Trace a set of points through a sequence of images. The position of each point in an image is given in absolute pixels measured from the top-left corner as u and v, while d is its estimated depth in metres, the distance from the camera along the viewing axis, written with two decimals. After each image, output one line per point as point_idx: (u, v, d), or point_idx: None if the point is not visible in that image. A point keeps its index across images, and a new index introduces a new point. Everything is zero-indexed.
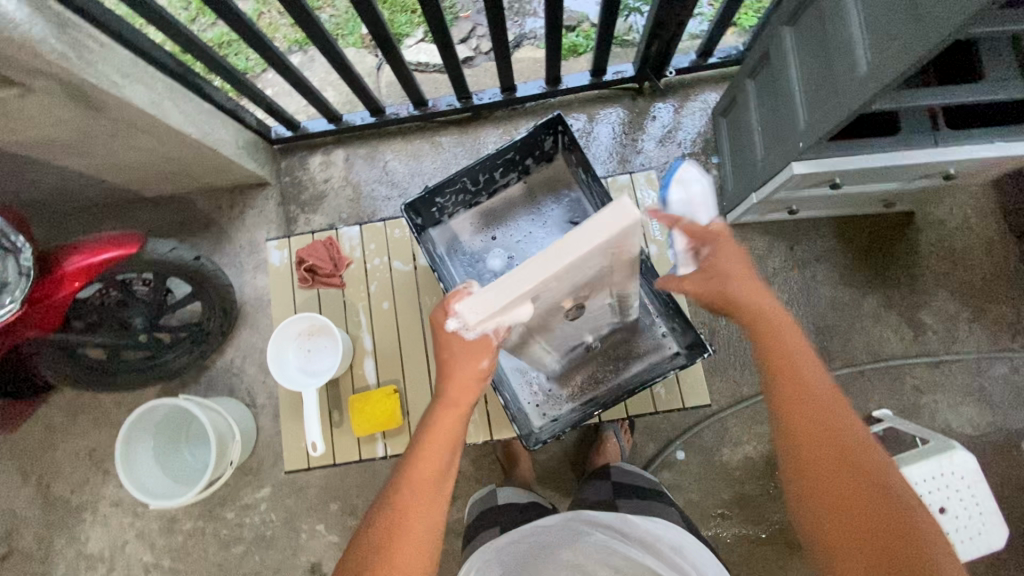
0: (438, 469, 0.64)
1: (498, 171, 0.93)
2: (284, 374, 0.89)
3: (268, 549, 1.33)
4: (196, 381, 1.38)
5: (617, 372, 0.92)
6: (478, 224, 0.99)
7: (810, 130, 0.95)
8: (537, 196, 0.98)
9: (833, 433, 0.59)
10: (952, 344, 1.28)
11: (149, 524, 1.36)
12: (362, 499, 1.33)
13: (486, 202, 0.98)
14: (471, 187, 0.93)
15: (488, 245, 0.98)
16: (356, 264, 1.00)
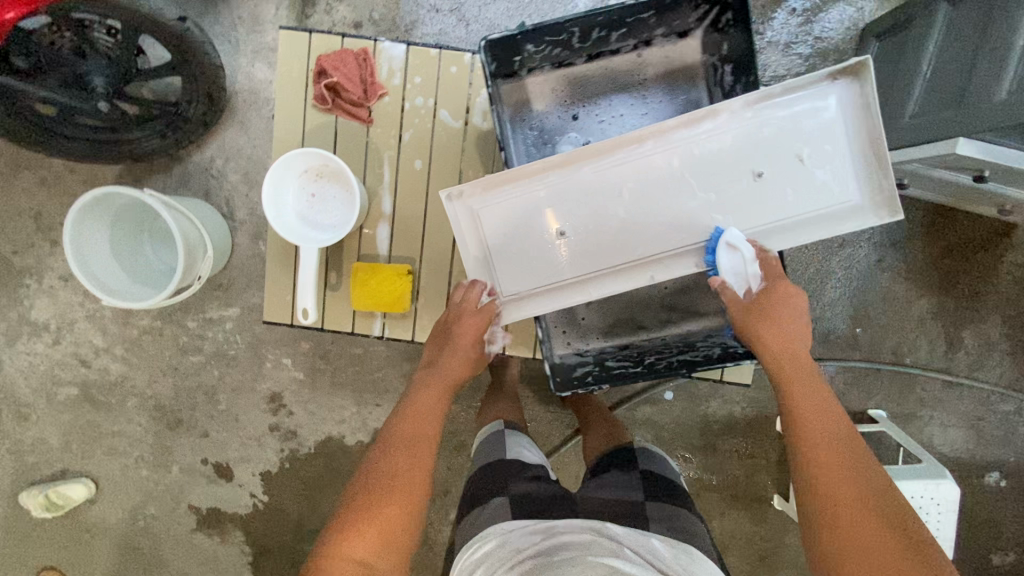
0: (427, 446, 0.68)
1: (617, 32, 0.69)
2: (280, 218, 0.71)
3: (227, 367, 1.27)
4: (167, 170, 1.18)
5: (665, 324, 0.79)
6: (564, 95, 0.75)
7: (1006, 113, 0.73)
8: (648, 78, 0.74)
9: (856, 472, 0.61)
10: (976, 369, 1.22)
11: (102, 309, 1.26)
12: (336, 346, 1.25)
13: (581, 68, 0.74)
14: (574, 43, 0.69)
15: (566, 125, 0.76)
16: (391, 98, 0.77)
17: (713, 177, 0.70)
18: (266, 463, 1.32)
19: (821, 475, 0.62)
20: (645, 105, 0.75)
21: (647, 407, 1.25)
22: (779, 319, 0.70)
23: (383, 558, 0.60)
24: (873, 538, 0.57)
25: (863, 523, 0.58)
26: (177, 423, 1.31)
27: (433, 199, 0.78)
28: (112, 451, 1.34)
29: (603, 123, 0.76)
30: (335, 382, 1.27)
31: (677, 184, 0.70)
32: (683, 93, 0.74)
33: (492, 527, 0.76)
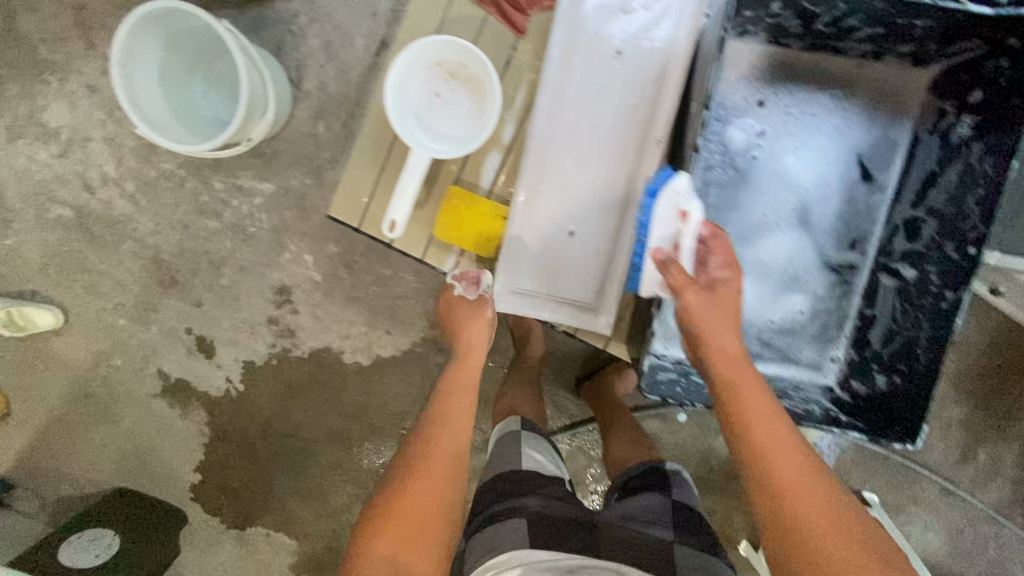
0: (450, 447, 0.71)
1: (861, 29, 0.78)
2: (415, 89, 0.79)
3: (241, 244, 1.16)
4: (241, 9, 1.03)
5: (757, 354, 0.88)
6: (761, 80, 0.86)
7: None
8: (857, 90, 0.87)
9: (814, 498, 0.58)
10: (978, 486, 1.22)
11: (123, 136, 1.12)
12: (364, 260, 1.15)
13: (793, 52, 0.85)
14: (816, 22, 0.78)
15: (749, 111, 0.87)
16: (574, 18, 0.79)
17: (607, 89, 0.80)
18: (252, 354, 1.23)
19: (779, 471, 0.59)
20: (841, 116, 0.87)
21: (656, 421, 1.21)
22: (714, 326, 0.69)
23: (423, 499, 0.66)
24: (831, 540, 0.56)
25: (831, 534, 0.56)
26: (171, 283, 1.20)
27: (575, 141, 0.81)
28: (91, 289, 1.22)
29: (786, 114, 0.87)
30: (352, 296, 1.17)
31: (598, 91, 0.80)
32: (883, 124, 0.87)
33: (507, 547, 0.70)
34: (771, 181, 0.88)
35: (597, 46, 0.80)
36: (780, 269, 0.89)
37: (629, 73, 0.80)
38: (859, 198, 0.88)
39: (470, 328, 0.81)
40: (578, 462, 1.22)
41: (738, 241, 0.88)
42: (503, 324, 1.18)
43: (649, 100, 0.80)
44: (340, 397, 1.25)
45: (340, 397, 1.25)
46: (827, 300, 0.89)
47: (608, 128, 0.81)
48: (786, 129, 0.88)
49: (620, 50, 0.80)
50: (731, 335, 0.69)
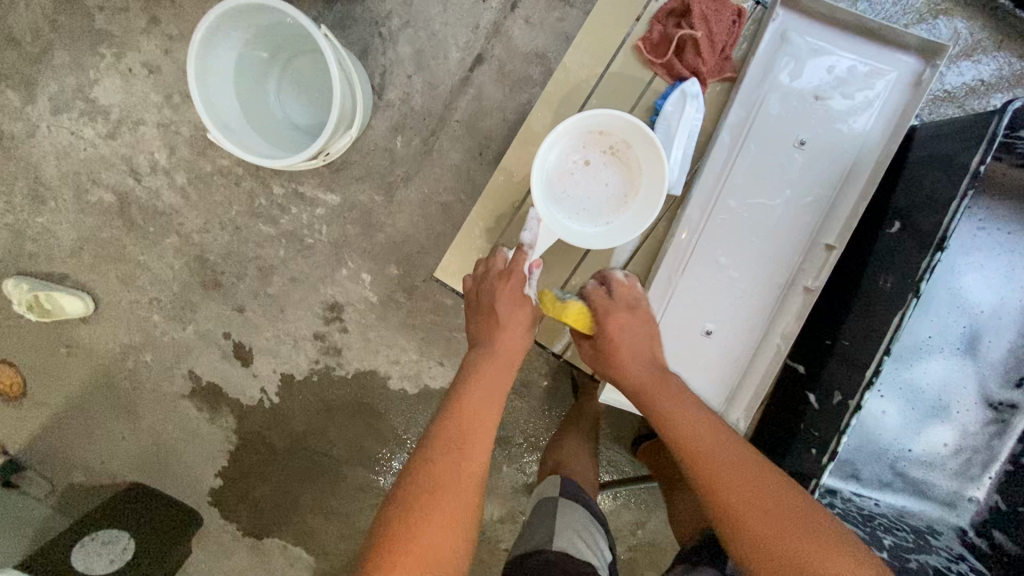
0: (485, 442, 0.65)
1: None
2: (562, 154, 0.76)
3: (296, 253, 1.07)
4: (329, 3, 0.93)
5: (884, 486, 0.84)
6: None
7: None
8: None
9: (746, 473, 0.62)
10: None
11: (179, 124, 1.02)
12: (426, 287, 1.07)
13: (1001, 167, 0.77)
14: None
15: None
16: (762, 100, 0.76)
17: (779, 181, 0.77)
18: (292, 368, 1.16)
19: (692, 443, 0.65)
20: None
21: None
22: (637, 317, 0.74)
23: (439, 535, 0.57)
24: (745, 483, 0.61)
25: (784, 538, 0.57)
26: (213, 285, 1.12)
27: (733, 231, 0.77)
28: (127, 281, 1.14)
29: (973, 231, 0.80)
30: (407, 322, 1.09)
31: (773, 177, 0.76)
32: None
33: None
34: (946, 300, 0.81)
35: (783, 130, 0.76)
36: (932, 395, 0.82)
37: (806, 164, 0.76)
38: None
39: (512, 329, 0.74)
40: (622, 519, 1.16)
41: (893, 360, 0.82)
42: (564, 370, 1.10)
43: (820, 198, 0.76)
44: (378, 423, 1.18)
45: (380, 423, 1.17)
46: (982, 435, 0.83)
47: (773, 222, 0.77)
48: (969, 246, 0.81)
49: (804, 139, 0.76)
50: (634, 348, 0.72)
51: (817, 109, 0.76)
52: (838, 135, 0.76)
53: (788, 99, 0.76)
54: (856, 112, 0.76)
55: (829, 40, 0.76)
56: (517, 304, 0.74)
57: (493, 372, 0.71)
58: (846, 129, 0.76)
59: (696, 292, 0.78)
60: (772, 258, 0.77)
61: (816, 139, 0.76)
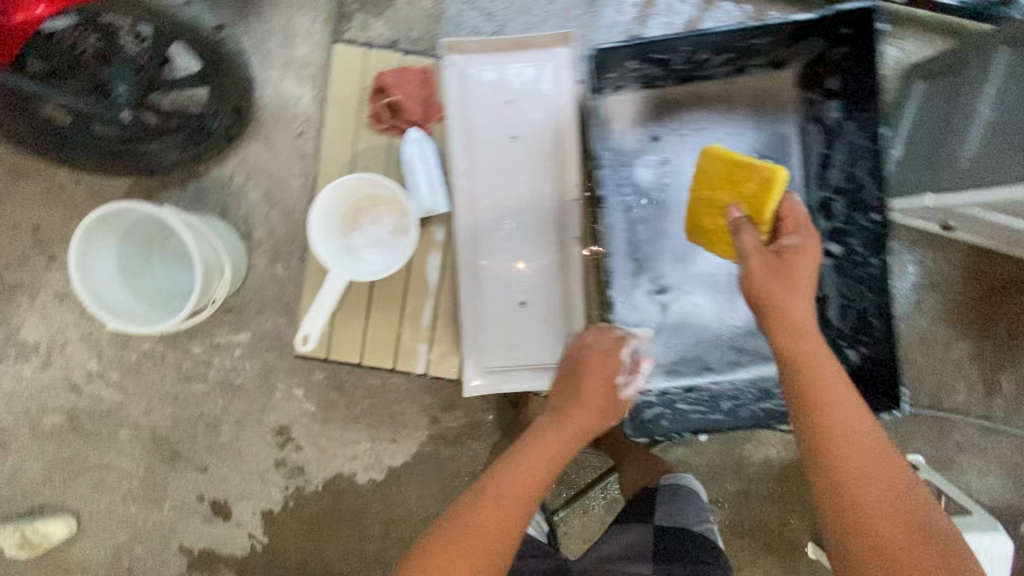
0: (513, 510, 0.63)
1: (714, 58, 0.90)
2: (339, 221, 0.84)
3: (233, 397, 1.18)
4: (182, 186, 1.09)
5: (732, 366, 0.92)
6: (645, 122, 0.95)
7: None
8: (731, 105, 0.97)
9: (863, 446, 0.63)
10: (1016, 416, 1.19)
11: (98, 330, 1.17)
12: (352, 377, 1.17)
13: (665, 91, 0.95)
14: (670, 66, 0.90)
15: (646, 147, 0.95)
16: (461, 116, 0.86)
17: (512, 173, 0.87)
18: (268, 503, 1.21)
19: (823, 387, 0.65)
20: (722, 130, 0.97)
21: (679, 448, 1.19)
22: (798, 287, 0.70)
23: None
24: (858, 457, 0.62)
25: (868, 478, 0.61)
26: (172, 456, 1.20)
27: (496, 226, 0.86)
28: (97, 486, 1.22)
29: (676, 141, 0.96)
30: (349, 415, 1.18)
31: (509, 168, 0.87)
32: (761, 128, 0.98)
33: None
34: (686, 200, 0.94)
35: (494, 124, 0.86)
36: (720, 277, 0.93)
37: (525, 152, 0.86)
38: (771, 191, 0.97)
39: (590, 407, 0.71)
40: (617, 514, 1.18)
41: (674, 263, 0.93)
42: (500, 398, 1.18)
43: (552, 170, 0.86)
44: (364, 521, 1.21)
45: (364, 521, 1.21)
46: (781, 289, 0.96)
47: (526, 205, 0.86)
48: (679, 152, 0.95)
49: (513, 133, 0.87)
50: (803, 309, 0.68)
51: (509, 105, 0.87)
52: (536, 117, 0.87)
53: (482, 110, 0.87)
54: (540, 91, 0.86)
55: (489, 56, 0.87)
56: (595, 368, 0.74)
57: (530, 448, 0.68)
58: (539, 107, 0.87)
59: (493, 285, 0.86)
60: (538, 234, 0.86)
61: (523, 128, 0.87)
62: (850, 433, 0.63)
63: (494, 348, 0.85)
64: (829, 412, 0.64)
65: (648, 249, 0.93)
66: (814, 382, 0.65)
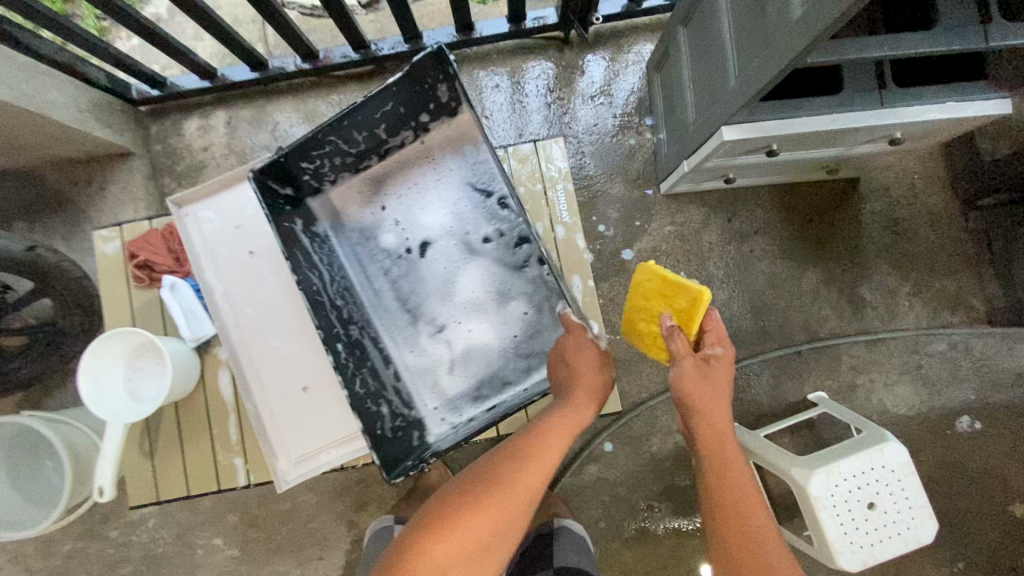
0: (505, 526, 0.62)
1: (381, 126, 0.85)
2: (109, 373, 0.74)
3: (159, 568, 1.20)
4: (62, 386, 1.20)
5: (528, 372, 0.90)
6: (370, 197, 0.92)
7: (813, 17, 0.61)
8: (435, 152, 0.92)
9: (735, 493, 0.73)
10: (891, 320, 1.21)
11: (22, 546, 1.21)
12: (263, 509, 1.20)
13: (376, 165, 0.92)
14: (349, 148, 0.86)
15: (381, 216, 0.93)
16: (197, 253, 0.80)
17: (254, 293, 0.80)
18: None
19: (714, 437, 0.76)
20: (439, 170, 0.93)
21: (592, 466, 1.19)
22: (715, 384, 0.76)
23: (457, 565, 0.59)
24: (731, 507, 0.72)
25: (743, 527, 0.71)
26: None
27: (258, 342, 0.80)
28: None
29: (407, 198, 0.93)
30: (272, 547, 1.20)
31: (254, 287, 0.80)
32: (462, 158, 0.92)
33: None
34: (430, 245, 0.93)
35: (225, 251, 0.80)
36: (483, 301, 0.92)
37: (263, 270, 0.80)
38: (495, 201, 0.92)
39: (589, 384, 0.75)
40: None
41: (442, 303, 0.92)
42: (406, 478, 1.20)
43: (293, 271, 0.80)
44: None
45: None
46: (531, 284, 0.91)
47: (280, 314, 0.80)
48: (411, 207, 0.93)
49: (253, 249, 0.80)
50: (699, 385, 0.75)
51: (229, 232, 0.80)
52: (265, 232, 0.81)
53: (204, 246, 0.80)
54: (248, 210, 0.80)
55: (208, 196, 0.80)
56: (579, 361, 0.77)
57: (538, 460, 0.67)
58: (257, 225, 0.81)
59: (275, 403, 0.79)
60: (297, 339, 0.80)
61: (247, 244, 0.80)
62: (729, 482, 0.74)
63: (300, 456, 0.78)
64: (727, 459, 0.75)
65: (414, 308, 0.92)
66: (716, 437, 0.76)
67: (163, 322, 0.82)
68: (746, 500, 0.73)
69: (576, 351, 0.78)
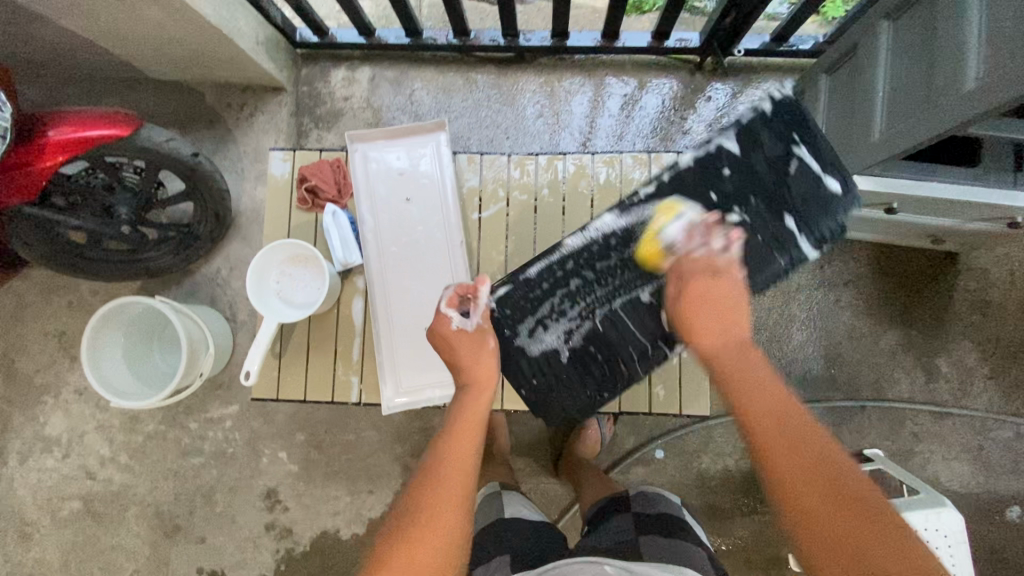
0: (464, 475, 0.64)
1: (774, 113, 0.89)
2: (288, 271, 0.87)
3: (226, 466, 1.30)
4: (178, 284, 1.32)
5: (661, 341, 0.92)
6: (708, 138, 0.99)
7: (985, 93, 0.66)
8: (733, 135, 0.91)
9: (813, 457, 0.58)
10: (962, 397, 1.23)
11: (110, 418, 1.33)
12: (330, 435, 1.29)
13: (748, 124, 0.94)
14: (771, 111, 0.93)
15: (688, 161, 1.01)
16: (359, 191, 0.91)
17: (402, 233, 0.90)
18: (260, 570, 1.29)
19: (756, 393, 0.63)
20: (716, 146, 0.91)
21: (640, 468, 1.24)
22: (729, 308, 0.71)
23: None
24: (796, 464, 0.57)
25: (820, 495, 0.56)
26: (175, 530, 1.31)
27: (396, 276, 0.89)
28: (108, 568, 1.31)
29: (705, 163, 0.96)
30: (330, 472, 1.29)
31: (404, 228, 0.90)
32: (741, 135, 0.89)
33: None
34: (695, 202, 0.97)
35: (386, 194, 0.91)
36: None
37: (415, 215, 0.90)
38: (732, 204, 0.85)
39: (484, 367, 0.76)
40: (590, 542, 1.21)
41: None
42: None
43: (441, 222, 0.90)
44: None
45: None
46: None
47: (420, 256, 0.89)
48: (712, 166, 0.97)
49: (409, 196, 0.91)
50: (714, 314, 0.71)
51: (393, 178, 0.91)
52: (424, 184, 0.91)
53: (366, 184, 0.91)
54: (413, 162, 0.92)
55: (385, 143, 0.92)
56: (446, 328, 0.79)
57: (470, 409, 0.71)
58: (418, 177, 0.91)
59: (398, 334, 0.88)
60: (431, 279, 0.89)
61: (406, 190, 0.91)
62: (786, 442, 0.59)
63: (408, 387, 0.87)
64: (795, 423, 0.60)
65: None
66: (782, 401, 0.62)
67: (315, 242, 0.92)
68: (816, 462, 0.57)
69: (453, 326, 0.79)
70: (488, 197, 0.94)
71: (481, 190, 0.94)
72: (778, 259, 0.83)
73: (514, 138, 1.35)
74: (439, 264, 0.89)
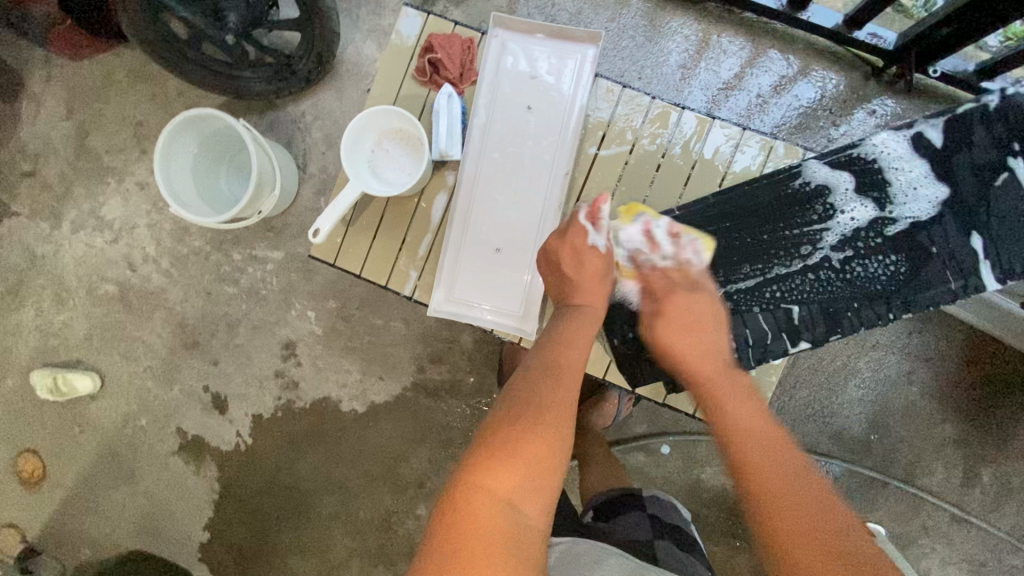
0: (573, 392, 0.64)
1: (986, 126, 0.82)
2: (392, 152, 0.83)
3: (256, 305, 1.33)
4: (261, 114, 1.28)
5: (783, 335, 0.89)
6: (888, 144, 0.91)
7: None
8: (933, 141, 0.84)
9: (778, 471, 0.62)
10: (990, 511, 1.16)
11: (163, 221, 1.35)
12: (359, 313, 1.30)
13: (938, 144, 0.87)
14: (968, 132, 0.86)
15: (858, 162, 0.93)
16: (481, 82, 0.83)
17: (514, 139, 0.82)
18: (259, 409, 1.34)
19: (729, 418, 0.68)
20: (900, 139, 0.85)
21: (640, 455, 1.22)
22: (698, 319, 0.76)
23: (531, 495, 0.57)
24: (773, 487, 0.61)
25: (788, 514, 0.59)
26: (193, 345, 1.36)
27: (488, 185, 0.82)
28: (125, 356, 1.38)
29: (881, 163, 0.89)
30: (349, 346, 1.30)
31: (515, 135, 0.82)
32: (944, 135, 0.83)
33: None
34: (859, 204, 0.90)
35: (509, 94, 0.82)
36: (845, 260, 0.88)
37: (533, 126, 0.82)
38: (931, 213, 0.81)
39: (597, 289, 0.74)
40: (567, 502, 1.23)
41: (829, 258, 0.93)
42: (485, 364, 1.27)
43: (557, 143, 0.82)
44: (337, 447, 1.31)
45: (337, 449, 1.32)
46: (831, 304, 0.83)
47: (522, 170, 0.82)
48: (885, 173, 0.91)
49: (531, 104, 0.82)
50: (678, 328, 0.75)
51: (522, 78, 0.82)
52: (554, 95, 0.82)
53: (493, 74, 0.82)
54: (551, 67, 0.83)
55: (525, 38, 0.83)
56: (573, 244, 0.74)
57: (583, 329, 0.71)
58: (551, 85, 0.82)
59: (470, 241, 0.83)
60: (532, 194, 0.82)
61: (532, 96, 0.82)
62: (753, 456, 0.64)
63: (460, 298, 0.83)
64: (756, 450, 0.64)
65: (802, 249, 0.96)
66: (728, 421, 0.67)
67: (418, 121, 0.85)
68: (796, 486, 0.61)
69: (583, 241, 0.74)
70: (613, 135, 0.85)
71: (607, 124, 0.85)
72: (950, 281, 0.80)
73: (647, 81, 1.20)
74: (540, 184, 0.82)
